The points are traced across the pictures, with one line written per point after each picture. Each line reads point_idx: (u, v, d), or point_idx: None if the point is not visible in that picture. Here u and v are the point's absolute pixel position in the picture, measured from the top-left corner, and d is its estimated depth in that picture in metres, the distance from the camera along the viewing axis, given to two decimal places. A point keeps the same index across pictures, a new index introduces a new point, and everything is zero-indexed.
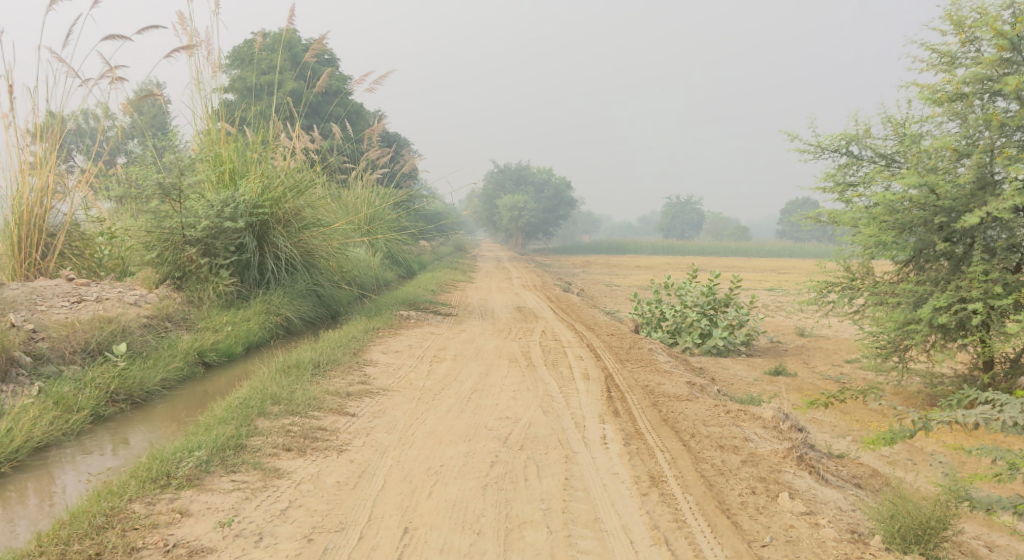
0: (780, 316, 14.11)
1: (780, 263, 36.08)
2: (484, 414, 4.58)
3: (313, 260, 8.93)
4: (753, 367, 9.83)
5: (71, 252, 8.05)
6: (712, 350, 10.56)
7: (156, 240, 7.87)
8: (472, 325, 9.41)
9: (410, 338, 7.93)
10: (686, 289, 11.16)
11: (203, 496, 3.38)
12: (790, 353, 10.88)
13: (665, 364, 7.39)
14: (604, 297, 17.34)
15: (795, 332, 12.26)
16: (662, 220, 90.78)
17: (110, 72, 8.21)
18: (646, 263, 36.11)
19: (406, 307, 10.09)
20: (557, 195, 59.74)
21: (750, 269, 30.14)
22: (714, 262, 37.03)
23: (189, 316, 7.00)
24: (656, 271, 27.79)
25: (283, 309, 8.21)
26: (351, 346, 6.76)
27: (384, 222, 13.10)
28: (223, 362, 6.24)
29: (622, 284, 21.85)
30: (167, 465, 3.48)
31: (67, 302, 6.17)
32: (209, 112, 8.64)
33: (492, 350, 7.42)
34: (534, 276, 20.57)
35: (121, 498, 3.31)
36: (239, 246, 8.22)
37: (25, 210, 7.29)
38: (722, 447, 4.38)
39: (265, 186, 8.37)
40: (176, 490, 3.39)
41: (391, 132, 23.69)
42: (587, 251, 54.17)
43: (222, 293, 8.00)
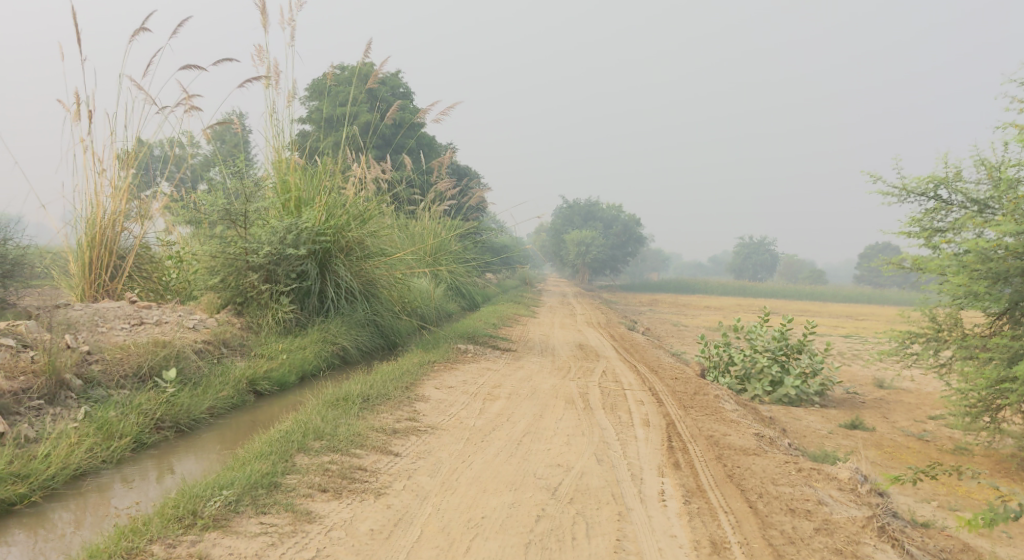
0: (858, 366, 13.32)
1: (858, 309, 34.58)
2: (534, 460, 4.30)
3: (374, 290, 8.90)
4: (827, 419, 9.24)
5: (140, 274, 8.34)
6: (783, 398, 9.98)
7: (220, 265, 7.99)
8: (531, 362, 9.16)
9: (465, 373, 7.74)
10: (756, 333, 10.60)
11: (227, 540, 3.23)
12: (868, 405, 10.19)
13: (731, 413, 6.95)
14: (670, 338, 16.82)
15: (874, 383, 11.52)
16: (734, 260, 88.83)
17: (187, 100, 8.47)
18: (715, 303, 35.23)
19: (465, 341, 9.94)
20: (625, 232, 59.19)
21: (825, 314, 29.02)
22: (786, 306, 35.83)
23: (246, 343, 7.09)
24: (727, 313, 26.93)
25: (340, 338, 8.17)
26: (404, 380, 6.64)
27: (448, 254, 13.08)
28: (275, 391, 6.20)
29: (689, 324, 21.26)
30: (194, 503, 3.35)
31: (127, 325, 6.31)
32: (279, 141, 8.80)
33: (549, 389, 7.17)
34: (599, 313, 20.23)
35: (143, 538, 3.19)
36: (301, 274, 8.25)
37: (98, 233, 7.55)
38: (794, 511, 3.95)
39: (329, 215, 8.42)
40: (200, 532, 3.25)
41: (462, 166, 23.99)
42: (653, 289, 53.37)
43: (280, 320, 8.05)
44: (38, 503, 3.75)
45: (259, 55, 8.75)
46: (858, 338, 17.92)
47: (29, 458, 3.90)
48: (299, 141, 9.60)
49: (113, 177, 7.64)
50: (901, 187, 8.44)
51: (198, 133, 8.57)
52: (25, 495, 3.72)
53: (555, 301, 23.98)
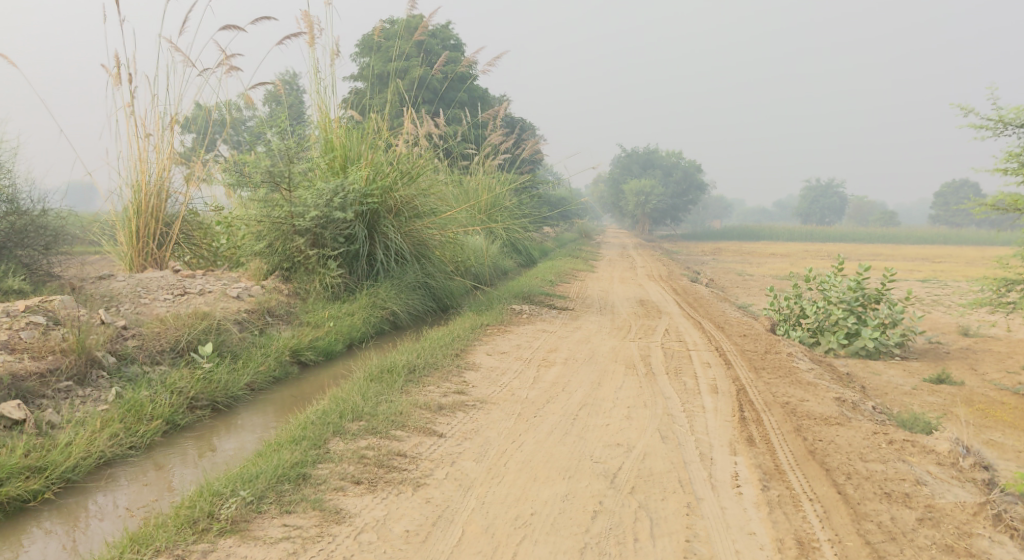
0: (940, 313, 12.42)
1: (937, 252, 32.73)
2: (590, 439, 3.93)
3: (425, 251, 8.56)
4: (910, 372, 8.55)
5: (188, 242, 8.21)
6: (860, 351, 9.28)
7: (266, 230, 7.77)
8: (589, 321, 8.75)
9: (519, 336, 7.38)
10: (830, 283, 9.74)
11: (243, 548, 2.99)
12: (954, 356, 9.43)
13: (808, 373, 6.40)
14: (734, 289, 16.11)
15: (959, 331, 10.69)
16: (801, 205, 85.60)
17: (226, 61, 8.19)
18: (782, 250, 33.92)
19: (520, 300, 9.56)
20: (686, 179, 57.45)
21: (901, 258, 27.60)
22: (859, 251, 34.18)
23: (293, 311, 6.90)
24: (795, 260, 25.72)
25: (390, 303, 7.90)
26: (454, 346, 6.31)
27: (502, 209, 12.64)
28: (321, 361, 5.98)
29: (756, 273, 20.39)
30: (209, 506, 3.14)
31: (170, 296, 6.17)
32: (322, 99, 8.45)
33: (608, 352, 6.75)
34: (661, 265, 19.54)
35: (150, 547, 3.00)
36: (349, 237, 7.97)
37: (143, 200, 7.40)
38: (890, 497, 3.42)
39: (376, 173, 8.08)
40: (215, 538, 3.04)
41: (517, 118, 23.34)
42: (717, 237, 51.86)
43: (329, 285, 7.80)
44: (52, 500, 3.62)
45: (300, 12, 8.42)
46: (937, 282, 16.86)
47: (49, 449, 3.80)
48: (347, 99, 9.24)
49: (156, 142, 7.45)
50: (995, 118, 7.59)
51: (241, 95, 8.30)
52: (39, 491, 3.60)
53: (614, 253, 23.30)
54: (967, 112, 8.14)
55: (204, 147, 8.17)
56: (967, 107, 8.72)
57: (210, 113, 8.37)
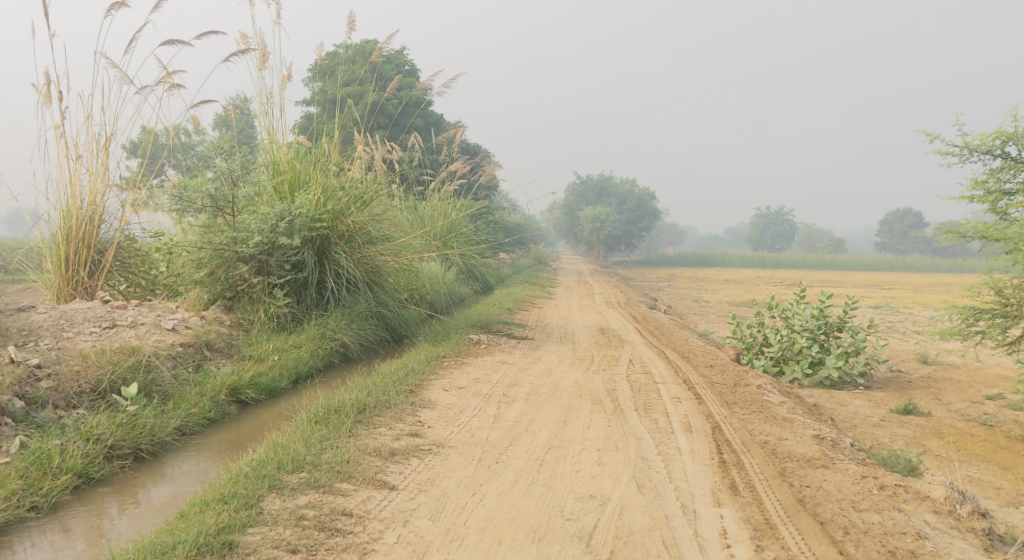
0: (896, 340, 12.40)
1: (883, 279, 33.47)
2: (559, 491, 3.63)
3: (378, 279, 8.11)
4: (875, 403, 8.39)
5: (127, 269, 7.56)
6: (825, 381, 9.10)
7: (207, 257, 7.22)
8: (550, 352, 8.37)
9: (478, 369, 6.97)
10: (793, 311, 9.57)
11: None
12: (916, 385, 9.32)
13: (780, 408, 6.12)
14: (692, 316, 15.95)
15: (918, 358, 10.64)
16: (752, 232, 87.37)
17: (168, 79, 7.70)
18: (734, 277, 34.26)
19: (477, 330, 9.14)
20: (640, 206, 58.03)
21: (849, 284, 28.08)
22: (809, 277, 34.74)
23: (234, 344, 6.40)
24: (749, 287, 25.86)
25: (340, 333, 7.39)
26: (408, 382, 5.87)
27: (459, 236, 12.26)
28: (263, 400, 5.49)
29: (712, 300, 20.36)
30: None
31: (97, 329, 5.61)
32: (269, 119, 8.00)
33: (572, 386, 6.37)
34: (618, 292, 19.33)
35: None
36: (297, 264, 7.51)
37: (74, 224, 6.80)
38: (894, 556, 3.27)
39: (327, 198, 7.65)
40: None
41: (472, 145, 23.06)
42: (671, 264, 52.31)
43: (274, 315, 7.29)
44: None
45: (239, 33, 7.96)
46: (889, 309, 17.01)
47: None
48: (299, 122, 8.80)
49: (89, 164, 6.96)
50: (961, 146, 7.54)
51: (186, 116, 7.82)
52: None
53: (571, 280, 23.02)
54: (931, 140, 8.12)
55: (149, 171, 7.66)
56: (928, 136, 8.73)
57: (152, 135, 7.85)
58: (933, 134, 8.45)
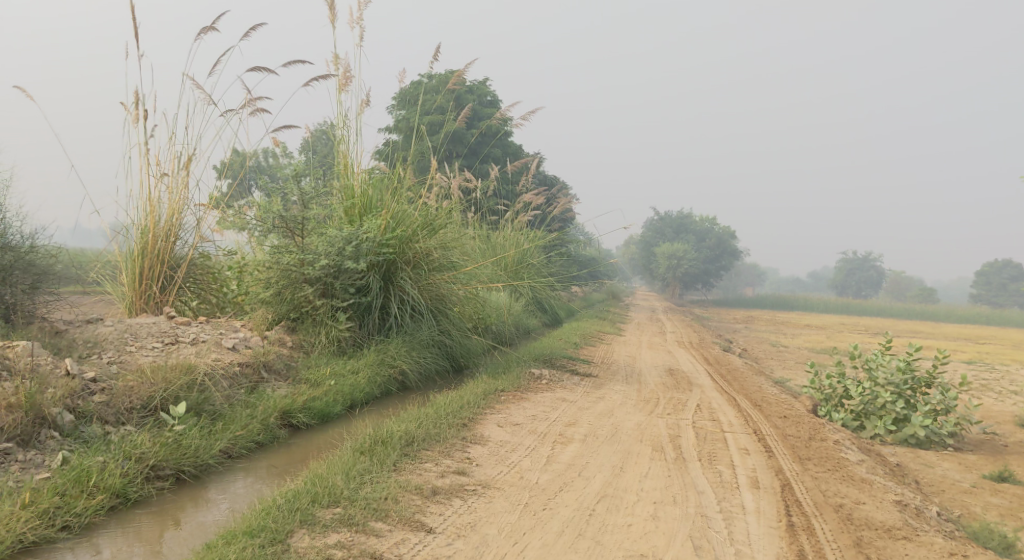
0: (993, 400, 11.42)
1: (979, 333, 31.36)
2: (607, 547, 3.41)
3: (442, 307, 8.02)
4: (968, 467, 7.68)
5: (202, 286, 7.71)
6: (910, 440, 8.41)
7: (275, 277, 7.33)
8: (613, 391, 8.05)
9: (536, 405, 6.75)
10: (877, 363, 8.94)
11: None
12: (1014, 450, 8.51)
13: (860, 467, 5.63)
14: (769, 361, 15.22)
15: (1016, 421, 9.76)
16: (837, 276, 84.04)
17: (251, 103, 7.92)
18: (815, 322, 32.81)
19: (540, 364, 8.91)
20: (718, 244, 56.74)
21: (941, 337, 26.42)
22: (897, 327, 32.92)
23: (293, 366, 6.44)
24: (831, 333, 24.65)
25: (399, 360, 7.30)
26: (461, 416, 5.73)
27: (529, 267, 12.13)
28: (314, 425, 5.51)
29: (791, 345, 19.43)
30: None
31: (158, 344, 5.71)
32: (346, 143, 8.07)
33: (633, 429, 6.07)
34: (691, 332, 18.71)
35: None
36: (361, 288, 7.51)
37: (150, 240, 7.01)
38: None
39: (396, 223, 7.67)
40: None
41: (549, 177, 23.05)
42: (749, 305, 50.71)
43: (335, 339, 7.27)
44: None
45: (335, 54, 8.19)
46: (984, 366, 15.85)
47: None
48: (377, 149, 8.91)
49: (170, 184, 7.18)
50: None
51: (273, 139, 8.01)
52: None
53: (643, 317, 22.46)
54: None
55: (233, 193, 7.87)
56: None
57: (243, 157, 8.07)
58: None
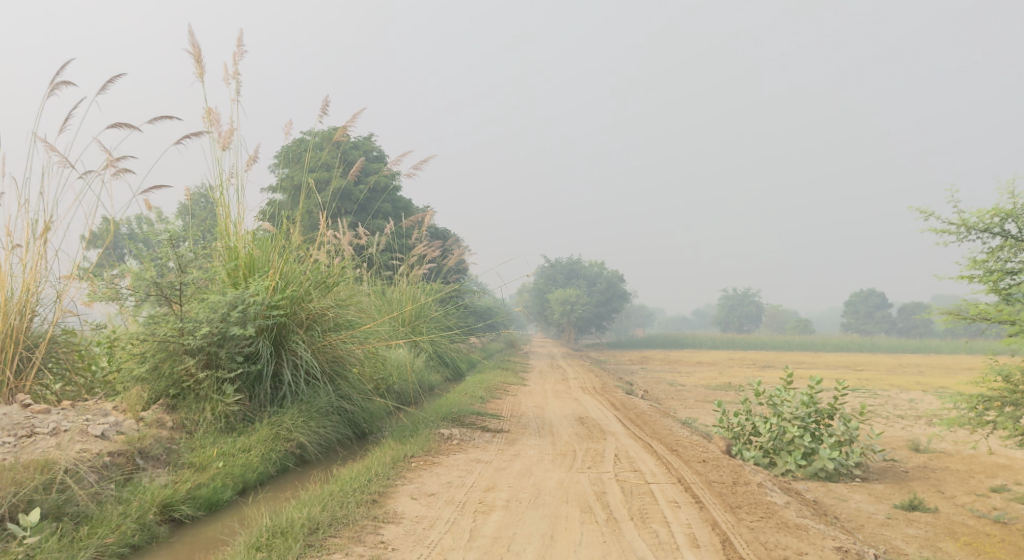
0: (884, 426, 11.84)
1: (854, 360, 33.28)
2: None
3: (340, 370, 7.44)
4: (877, 496, 7.80)
5: (69, 366, 6.74)
6: (820, 473, 8.48)
7: (150, 351, 6.53)
8: (528, 447, 7.68)
9: (450, 470, 6.27)
10: (782, 399, 9.03)
11: None
12: (914, 476, 8.74)
13: (789, 511, 5.53)
14: (670, 401, 15.30)
15: (910, 446, 10.11)
16: (720, 314, 88.07)
17: (113, 163, 7.19)
18: (706, 359, 33.80)
19: (449, 423, 8.40)
20: (609, 288, 58.21)
21: (822, 367, 27.77)
22: (780, 359, 34.46)
23: (174, 449, 5.69)
24: (722, 369, 25.39)
25: (296, 433, 6.64)
26: (370, 492, 5.21)
27: (428, 321, 11.66)
28: (200, 515, 5.01)
29: (688, 383, 19.73)
30: None
31: (11, 438, 4.87)
32: (226, 201, 7.46)
33: (555, 488, 5.72)
34: (593, 377, 18.65)
35: None
36: (249, 355, 6.85)
37: (1, 318, 6.06)
38: None
39: (285, 284, 7.11)
40: None
41: (440, 229, 22.74)
42: (642, 346, 51.97)
43: (223, 414, 6.52)
44: None
45: (205, 108, 7.67)
46: (868, 392, 16.60)
47: None
48: (262, 207, 8.33)
49: (22, 254, 6.32)
50: (957, 226, 7.46)
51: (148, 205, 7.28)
52: None
53: (543, 364, 22.26)
54: (925, 217, 7.91)
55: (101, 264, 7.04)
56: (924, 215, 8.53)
57: (114, 225, 7.25)
58: (925, 212, 8.39)
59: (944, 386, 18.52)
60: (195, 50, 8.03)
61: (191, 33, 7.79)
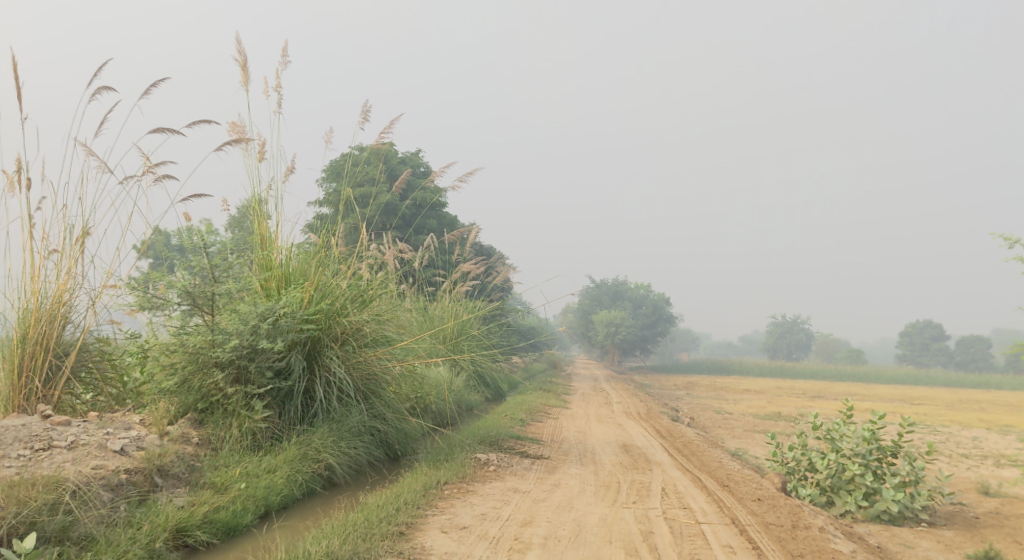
0: (949, 466, 11.01)
1: (911, 393, 31.79)
2: None
3: (374, 388, 7.13)
4: (948, 544, 7.14)
5: (100, 376, 6.59)
6: (883, 516, 7.81)
7: (179, 363, 6.33)
8: (567, 476, 7.24)
9: (484, 500, 5.89)
10: (841, 433, 8.41)
11: None
12: (986, 523, 7.99)
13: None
14: (716, 430, 14.63)
15: (979, 488, 9.32)
16: (768, 340, 85.90)
17: (153, 169, 7.09)
18: (752, 386, 32.74)
19: (485, 447, 8.00)
20: (654, 310, 57.32)
21: (877, 399, 26.49)
22: (831, 389, 33.19)
23: (197, 467, 5.52)
24: (770, 397, 24.44)
25: (325, 453, 6.35)
26: (397, 523, 4.90)
27: (469, 340, 11.32)
28: (216, 542, 4.94)
29: (734, 411, 18.97)
30: None
31: (26, 451, 4.80)
32: (262, 211, 7.29)
33: (596, 524, 5.32)
34: (637, 401, 18.04)
35: None
36: (280, 371, 6.60)
37: (31, 324, 5.95)
38: None
39: (322, 297, 6.87)
40: None
41: (483, 247, 22.51)
42: (687, 371, 50.85)
43: (249, 431, 6.27)
44: None
45: (230, 121, 7.59)
46: (928, 428, 15.63)
47: None
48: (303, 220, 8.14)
49: (56, 259, 6.21)
50: None
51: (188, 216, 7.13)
52: None
53: (585, 387, 21.68)
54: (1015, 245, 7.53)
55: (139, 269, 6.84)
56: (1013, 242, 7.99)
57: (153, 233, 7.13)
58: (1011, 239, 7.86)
59: (1014, 425, 17.35)
60: (241, 59, 7.96)
61: (237, 42, 7.71)
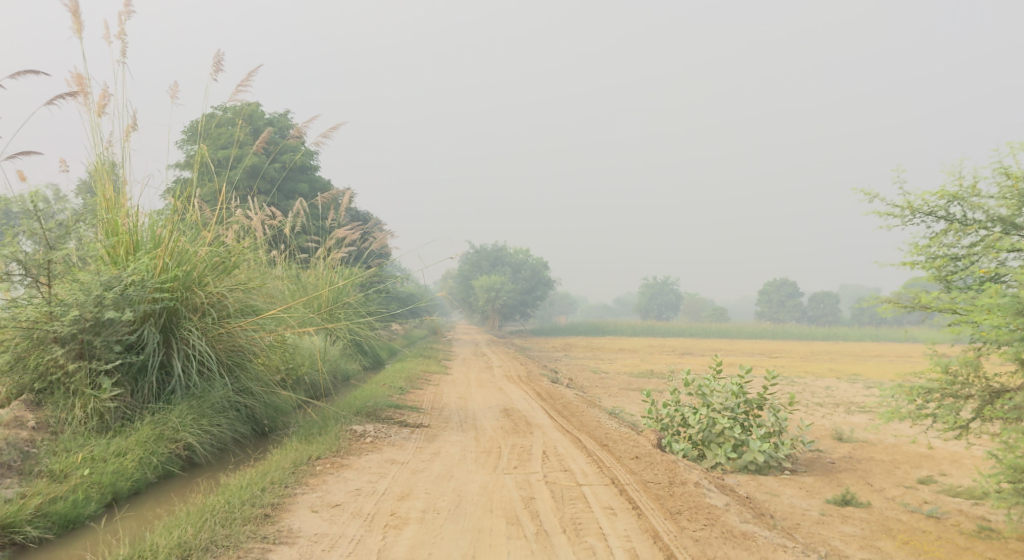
0: (806, 415, 11.74)
1: (769, 347, 34.08)
2: None
3: (240, 360, 6.57)
4: (808, 489, 7.58)
5: None
6: (750, 466, 8.21)
7: (9, 338, 5.54)
8: (448, 444, 7.05)
9: (360, 475, 5.57)
10: (711, 388, 8.71)
11: None
12: (841, 467, 8.56)
13: (728, 513, 5.20)
14: (594, 390, 14.96)
15: (833, 435, 9.98)
16: (641, 301, 89.61)
17: None
18: (626, 345, 34.00)
19: (362, 418, 7.63)
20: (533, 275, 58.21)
21: (740, 352, 28.15)
22: (698, 346, 35.05)
23: (33, 450, 4.96)
24: (644, 356, 25.39)
25: (184, 432, 5.80)
26: (262, 506, 4.52)
27: (345, 307, 10.85)
28: (50, 537, 4.50)
29: (611, 371, 19.53)
30: None
31: None
32: (103, 170, 6.51)
33: (478, 493, 5.17)
34: (518, 365, 18.14)
35: None
36: (131, 344, 5.92)
37: None
38: None
39: (177, 263, 6.22)
40: None
41: (361, 212, 21.73)
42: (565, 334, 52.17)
43: (96, 412, 5.60)
44: None
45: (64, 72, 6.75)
46: (787, 379, 16.72)
47: None
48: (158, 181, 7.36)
49: None
50: (904, 209, 7.57)
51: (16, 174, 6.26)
52: None
53: (467, 352, 21.60)
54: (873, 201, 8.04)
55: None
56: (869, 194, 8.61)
57: None
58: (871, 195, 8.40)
59: (857, 373, 18.88)
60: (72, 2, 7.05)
61: None
